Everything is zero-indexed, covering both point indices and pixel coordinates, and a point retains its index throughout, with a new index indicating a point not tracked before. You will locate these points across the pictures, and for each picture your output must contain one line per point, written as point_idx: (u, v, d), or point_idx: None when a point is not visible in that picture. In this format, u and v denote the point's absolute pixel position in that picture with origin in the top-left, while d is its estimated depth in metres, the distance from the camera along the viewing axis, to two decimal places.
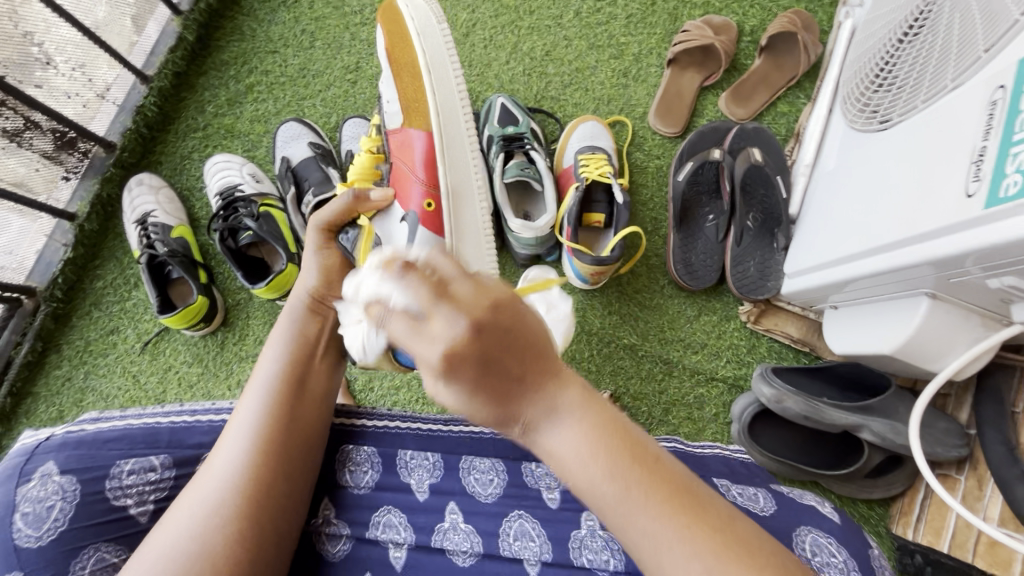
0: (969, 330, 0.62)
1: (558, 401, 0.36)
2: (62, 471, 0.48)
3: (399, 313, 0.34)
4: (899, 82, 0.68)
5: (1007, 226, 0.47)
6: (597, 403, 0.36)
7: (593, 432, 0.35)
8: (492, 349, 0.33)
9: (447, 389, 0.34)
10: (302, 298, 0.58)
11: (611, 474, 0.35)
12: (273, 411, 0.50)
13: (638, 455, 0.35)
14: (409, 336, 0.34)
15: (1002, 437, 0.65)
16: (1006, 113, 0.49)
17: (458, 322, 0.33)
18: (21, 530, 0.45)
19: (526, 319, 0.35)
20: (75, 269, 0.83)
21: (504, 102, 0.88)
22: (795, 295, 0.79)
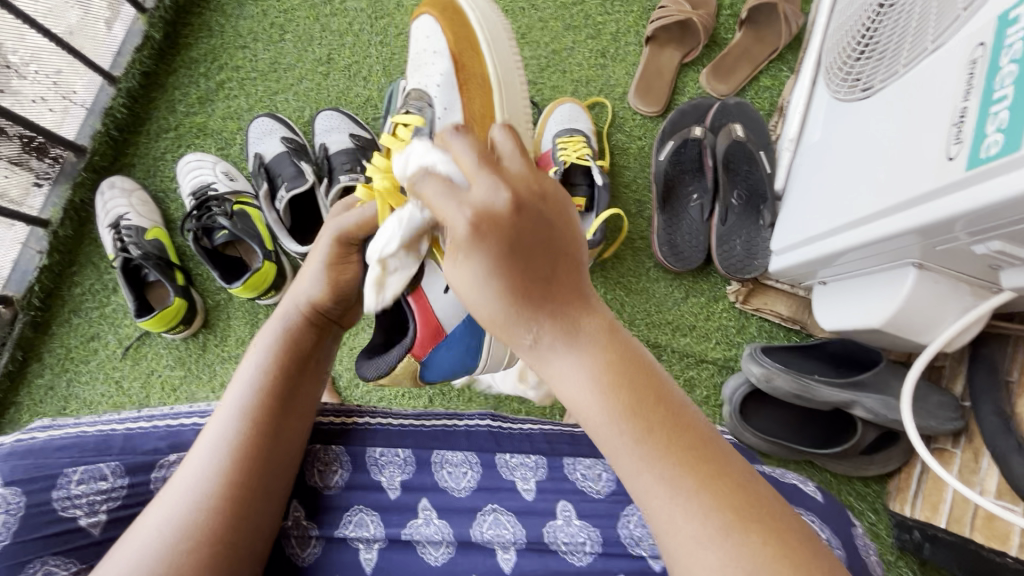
0: (958, 300, 0.60)
1: (577, 324, 0.37)
2: (5, 483, 0.47)
3: (437, 177, 0.36)
4: (880, 48, 0.66)
5: (989, 187, 0.45)
6: (619, 337, 0.37)
7: (604, 364, 0.36)
8: (523, 230, 0.35)
9: (468, 260, 0.35)
10: (297, 304, 0.53)
11: (629, 413, 0.35)
12: (256, 429, 0.48)
13: (652, 388, 0.36)
14: (443, 194, 0.36)
15: (997, 407, 0.64)
16: (986, 71, 0.47)
17: (498, 190, 0.34)
18: None
19: (563, 211, 0.37)
20: (52, 276, 0.82)
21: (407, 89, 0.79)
22: (783, 273, 0.78)
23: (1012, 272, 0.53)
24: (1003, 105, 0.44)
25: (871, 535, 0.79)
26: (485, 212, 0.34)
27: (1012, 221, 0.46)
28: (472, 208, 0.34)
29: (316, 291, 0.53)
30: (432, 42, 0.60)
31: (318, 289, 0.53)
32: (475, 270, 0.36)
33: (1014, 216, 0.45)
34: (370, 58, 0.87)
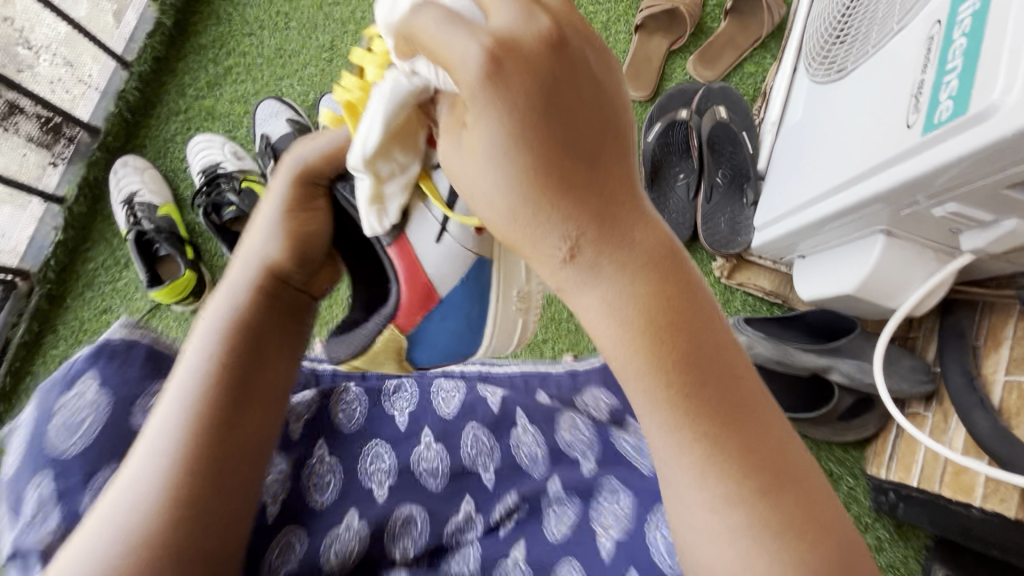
0: (924, 266, 0.64)
1: (618, 232, 0.32)
2: (101, 386, 0.44)
3: (444, 7, 0.30)
4: (853, 32, 0.70)
5: (941, 149, 0.49)
6: (657, 252, 0.33)
7: (636, 283, 0.32)
8: (562, 103, 0.30)
9: (489, 121, 0.30)
10: (254, 265, 0.45)
11: (650, 327, 0.32)
12: (219, 391, 0.40)
13: (691, 313, 0.33)
14: (454, 26, 0.30)
15: (963, 368, 0.68)
16: (941, 45, 0.51)
17: (534, 25, 0.30)
18: (52, 441, 0.41)
19: (604, 75, 0.32)
20: (66, 251, 0.85)
21: None
22: (765, 248, 0.81)
23: (969, 235, 0.57)
24: (954, 74, 0.48)
25: (850, 499, 0.83)
26: (516, 56, 0.29)
27: (963, 181, 0.50)
28: (492, 43, 0.29)
29: (274, 246, 0.46)
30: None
31: (274, 245, 0.46)
32: (495, 122, 0.30)
33: (965, 177, 0.49)
34: None
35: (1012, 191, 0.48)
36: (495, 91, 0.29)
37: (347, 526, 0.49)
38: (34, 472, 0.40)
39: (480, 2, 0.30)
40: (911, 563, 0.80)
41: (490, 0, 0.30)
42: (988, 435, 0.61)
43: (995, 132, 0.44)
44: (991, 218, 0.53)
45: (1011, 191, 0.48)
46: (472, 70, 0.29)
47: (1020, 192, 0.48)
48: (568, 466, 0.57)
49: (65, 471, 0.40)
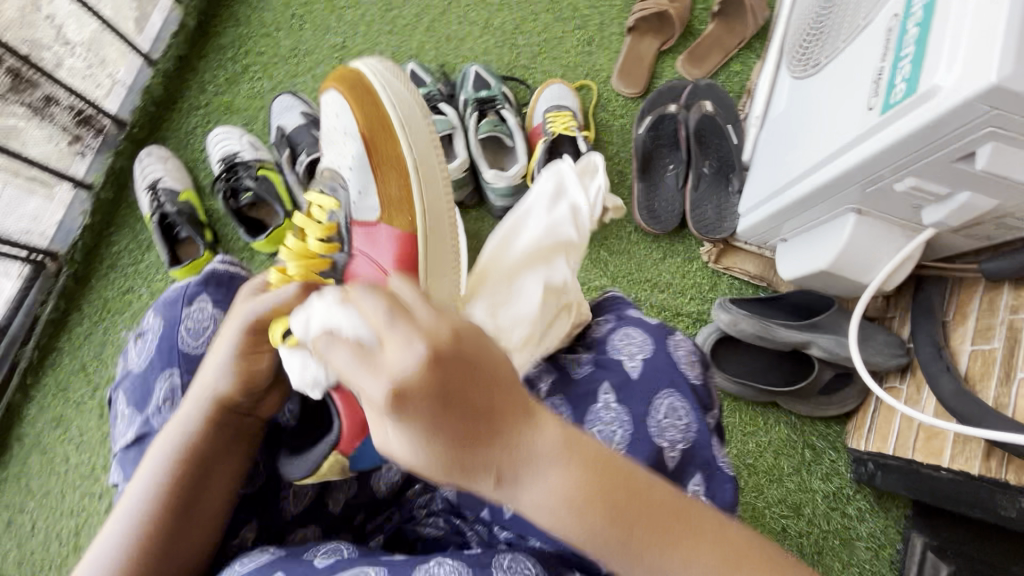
0: (894, 241, 0.69)
1: (535, 446, 0.33)
2: (214, 305, 0.57)
3: (349, 342, 0.32)
4: (826, 32, 0.75)
5: (897, 126, 0.54)
6: (578, 440, 0.34)
7: (575, 475, 0.33)
8: (451, 384, 0.31)
9: (403, 433, 0.32)
10: (203, 399, 0.49)
11: (601, 517, 0.32)
12: (159, 507, 0.46)
13: (625, 481, 0.33)
14: (356, 364, 0.32)
15: (932, 339, 0.72)
16: (897, 36, 0.56)
17: (414, 350, 0.31)
18: (184, 339, 0.54)
19: (486, 344, 0.33)
20: (93, 235, 0.91)
21: (478, 70, 0.95)
22: (749, 234, 0.87)
23: (930, 210, 0.62)
24: (907, 60, 0.53)
25: (832, 472, 0.87)
26: (405, 382, 0.30)
27: (918, 154, 0.55)
28: (392, 379, 0.31)
29: (222, 383, 0.49)
30: (339, 119, 0.59)
31: (223, 382, 0.49)
32: (411, 436, 0.32)
33: (919, 152, 0.54)
34: (379, 46, 1.00)
35: (962, 164, 0.53)
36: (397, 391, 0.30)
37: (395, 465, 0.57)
38: (165, 368, 0.53)
39: (360, 317, 0.33)
40: (890, 532, 0.84)
41: (366, 321, 0.32)
42: (953, 398, 0.65)
43: (941, 107, 0.49)
44: (947, 191, 0.58)
45: (961, 164, 0.53)
46: (380, 393, 0.31)
47: (968, 164, 0.53)
48: (613, 371, 0.53)
49: (187, 371, 0.54)
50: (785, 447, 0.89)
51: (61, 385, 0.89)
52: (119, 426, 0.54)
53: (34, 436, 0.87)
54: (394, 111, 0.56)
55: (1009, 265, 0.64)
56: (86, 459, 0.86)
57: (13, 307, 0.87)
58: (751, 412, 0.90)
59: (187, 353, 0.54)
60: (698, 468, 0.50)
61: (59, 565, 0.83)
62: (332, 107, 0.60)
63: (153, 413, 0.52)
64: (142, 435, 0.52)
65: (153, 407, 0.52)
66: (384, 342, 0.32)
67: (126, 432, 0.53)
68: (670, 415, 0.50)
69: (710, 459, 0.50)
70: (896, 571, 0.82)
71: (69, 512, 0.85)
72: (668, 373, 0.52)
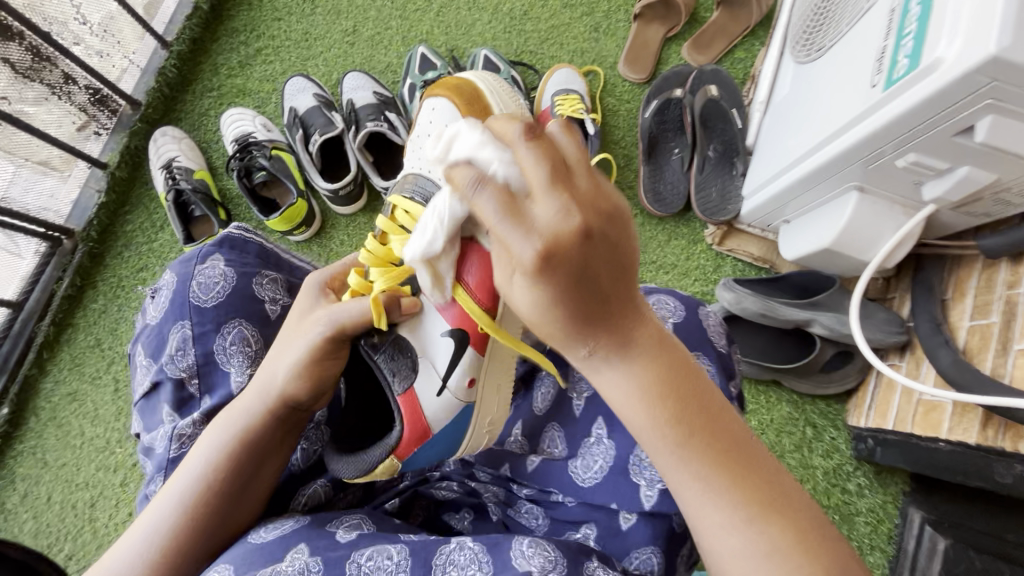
0: (894, 220, 0.70)
1: (631, 337, 0.37)
2: (226, 263, 0.56)
3: (494, 189, 0.33)
4: (829, 15, 0.76)
5: (899, 102, 0.56)
6: (665, 348, 0.38)
7: (652, 375, 0.37)
8: (592, 257, 0.34)
9: (534, 285, 0.34)
10: (265, 399, 0.48)
11: (670, 418, 0.37)
12: (213, 486, 0.47)
13: (700, 404, 0.37)
14: (503, 214, 0.33)
15: (931, 316, 0.74)
16: (900, 15, 0.58)
17: (566, 212, 0.32)
18: (195, 294, 0.54)
19: (625, 230, 0.35)
20: (107, 213, 0.94)
21: (423, 52, 0.96)
22: (753, 215, 0.88)
23: (931, 185, 0.63)
24: (910, 38, 0.55)
25: (832, 449, 0.89)
26: (552, 239, 0.32)
27: (918, 130, 0.56)
28: (541, 238, 0.32)
29: (287, 379, 0.48)
30: (443, 118, 0.64)
31: (290, 380, 0.48)
32: (540, 287, 0.34)
33: (919, 126, 0.56)
34: (390, 30, 1.01)
35: (961, 138, 0.55)
36: (545, 246, 0.32)
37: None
38: (178, 320, 0.54)
39: (511, 168, 0.34)
40: (888, 507, 0.85)
41: (528, 176, 0.32)
42: (953, 369, 0.67)
43: (941, 81, 0.51)
44: (947, 166, 0.59)
45: (959, 139, 0.55)
46: (524, 250, 0.33)
47: (966, 139, 0.54)
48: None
49: (198, 325, 0.54)
50: (786, 425, 0.91)
51: (76, 360, 0.91)
52: (140, 371, 0.57)
53: (50, 410, 0.91)
54: (498, 104, 0.65)
55: (1006, 241, 0.65)
56: (100, 433, 0.89)
57: (31, 282, 0.91)
58: (753, 391, 0.92)
59: (198, 306, 0.54)
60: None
61: (74, 536, 0.86)
62: (439, 112, 0.65)
63: (166, 362, 0.54)
64: (157, 383, 0.54)
65: (169, 356, 0.54)
66: (539, 197, 0.32)
67: (145, 378, 0.56)
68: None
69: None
70: (895, 545, 0.84)
71: (84, 486, 0.88)
72: (699, 339, 0.55)
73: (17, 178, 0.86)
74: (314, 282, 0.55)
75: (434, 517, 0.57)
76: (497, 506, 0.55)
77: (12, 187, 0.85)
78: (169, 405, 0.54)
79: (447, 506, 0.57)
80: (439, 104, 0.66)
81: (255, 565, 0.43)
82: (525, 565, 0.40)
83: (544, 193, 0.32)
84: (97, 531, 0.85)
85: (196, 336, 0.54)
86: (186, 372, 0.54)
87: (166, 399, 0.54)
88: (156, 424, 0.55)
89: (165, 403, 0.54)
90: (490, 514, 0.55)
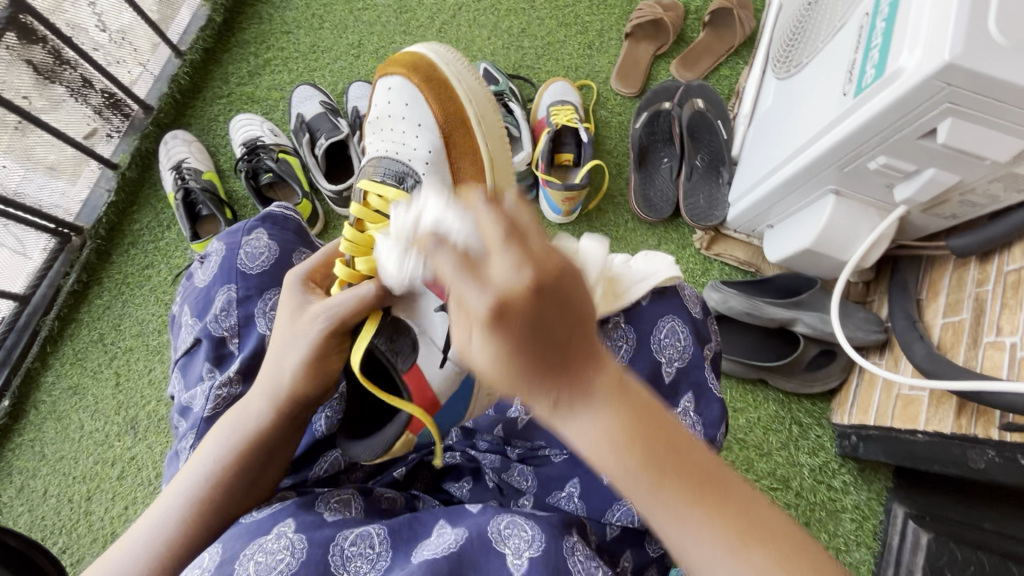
0: (869, 221, 0.75)
1: (591, 385, 0.33)
2: (269, 236, 0.62)
3: (451, 246, 0.32)
4: (806, 35, 0.81)
5: (868, 108, 0.60)
6: (630, 388, 0.34)
7: (621, 423, 0.33)
8: (546, 314, 0.31)
9: (482, 342, 0.31)
10: (269, 395, 0.49)
11: (641, 466, 0.33)
12: (217, 483, 0.48)
13: (669, 435, 0.34)
14: (459, 273, 0.31)
15: (906, 312, 0.78)
16: (867, 30, 0.63)
17: (520, 270, 0.30)
18: (243, 261, 0.60)
19: (575, 284, 0.32)
20: (116, 212, 1.02)
21: (486, 68, 1.02)
22: (737, 221, 0.93)
23: (901, 187, 0.67)
24: (875, 50, 0.60)
25: (818, 446, 0.91)
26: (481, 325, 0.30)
27: (886, 134, 0.61)
28: (498, 297, 0.30)
29: (292, 379, 0.49)
30: (409, 107, 0.67)
31: (293, 377, 0.49)
32: (485, 343, 0.31)
33: (886, 130, 0.60)
34: (395, 44, 1.06)
35: (924, 141, 0.59)
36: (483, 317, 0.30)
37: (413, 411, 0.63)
38: (224, 283, 0.59)
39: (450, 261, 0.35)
40: (873, 504, 0.87)
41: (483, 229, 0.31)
42: (926, 361, 0.71)
43: (904, 88, 0.55)
44: (914, 169, 0.64)
45: (924, 141, 0.59)
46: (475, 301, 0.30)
47: (930, 141, 0.59)
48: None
49: (242, 289, 0.59)
50: (772, 423, 0.93)
51: (79, 354, 0.97)
52: (184, 330, 0.61)
53: (51, 403, 0.96)
54: (470, 106, 0.66)
55: (973, 239, 0.70)
56: (100, 427, 0.94)
57: (37, 278, 0.96)
58: (741, 390, 0.95)
59: (244, 272, 0.59)
60: (688, 388, 0.58)
61: (69, 530, 0.89)
62: (402, 95, 0.68)
63: (210, 321, 0.58)
64: (199, 340, 0.58)
65: (213, 316, 0.58)
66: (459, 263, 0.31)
67: (188, 336, 0.60)
68: (670, 336, 0.59)
69: (700, 379, 0.58)
70: (879, 541, 0.86)
71: (81, 478, 0.92)
72: (674, 305, 0.60)
73: (31, 178, 0.91)
74: (294, 279, 0.55)
75: (435, 485, 0.60)
76: (493, 472, 0.57)
77: (25, 183, 0.90)
78: (208, 362, 0.58)
79: (448, 474, 0.60)
80: (393, 80, 0.69)
81: (242, 541, 0.43)
82: (501, 546, 0.42)
83: (500, 251, 0.30)
84: (92, 525, 0.89)
85: (240, 299, 0.59)
86: (227, 332, 0.58)
87: (203, 355, 0.58)
88: (195, 383, 0.58)
89: (205, 359, 0.58)
90: (486, 479, 0.57)
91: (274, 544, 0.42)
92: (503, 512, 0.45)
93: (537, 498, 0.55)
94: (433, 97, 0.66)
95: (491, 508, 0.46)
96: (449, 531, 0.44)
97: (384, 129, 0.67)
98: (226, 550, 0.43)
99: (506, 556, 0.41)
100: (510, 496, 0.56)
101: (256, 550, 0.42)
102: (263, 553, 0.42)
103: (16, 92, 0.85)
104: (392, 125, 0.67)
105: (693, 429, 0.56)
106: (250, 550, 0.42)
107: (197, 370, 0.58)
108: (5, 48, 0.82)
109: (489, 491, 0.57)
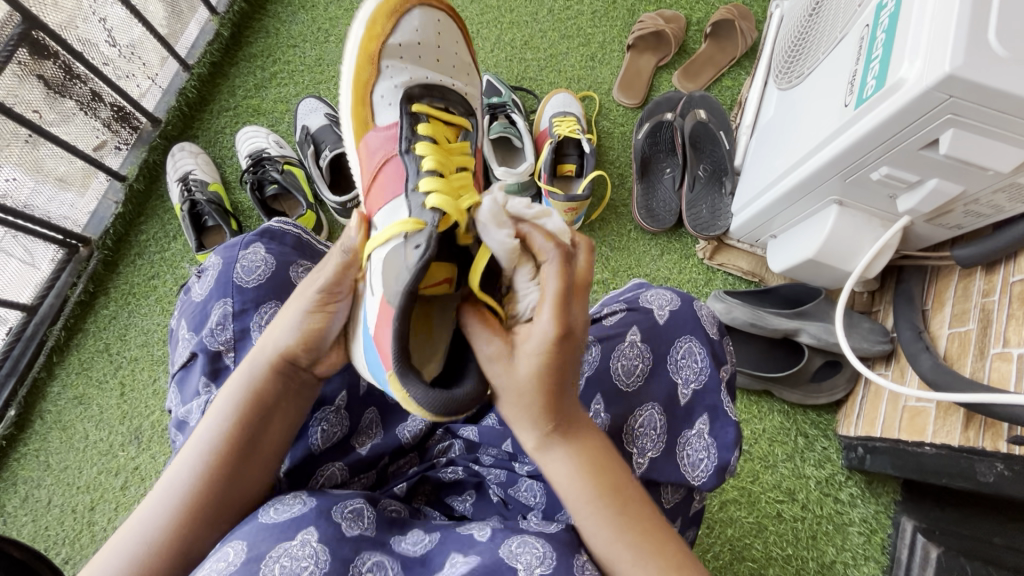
0: (872, 231, 0.74)
1: (575, 431, 0.47)
2: (266, 250, 0.62)
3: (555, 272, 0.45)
4: (807, 46, 0.81)
5: (869, 118, 0.60)
6: (597, 442, 0.47)
7: (585, 463, 0.46)
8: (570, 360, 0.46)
9: (520, 361, 0.45)
10: (268, 355, 0.50)
11: (599, 497, 0.45)
12: (212, 454, 0.47)
13: (621, 483, 0.46)
14: (557, 294, 0.45)
15: (912, 324, 0.78)
16: (868, 40, 0.63)
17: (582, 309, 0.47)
18: (240, 273, 0.60)
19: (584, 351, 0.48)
20: (123, 223, 1.03)
21: (490, 79, 1.03)
22: (741, 232, 0.93)
23: (903, 199, 0.67)
24: (876, 61, 0.60)
25: (824, 458, 0.90)
26: (542, 338, 0.45)
27: (889, 143, 0.60)
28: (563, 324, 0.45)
29: (287, 339, 0.50)
30: (456, 46, 0.77)
31: (288, 337, 0.50)
32: (534, 361, 0.45)
33: (888, 140, 0.60)
34: None
35: (928, 151, 0.59)
36: (539, 336, 0.45)
37: (415, 418, 0.63)
38: (220, 297, 0.59)
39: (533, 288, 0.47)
40: (881, 517, 0.86)
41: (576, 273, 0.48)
42: (932, 372, 0.70)
43: (906, 98, 0.55)
44: (917, 179, 0.63)
45: (926, 152, 0.59)
46: (541, 314, 0.45)
47: (933, 151, 0.59)
48: (642, 317, 0.60)
49: (238, 303, 0.59)
50: (779, 434, 0.92)
51: (84, 364, 0.98)
52: (181, 344, 0.62)
53: (56, 413, 0.96)
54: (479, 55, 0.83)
55: (978, 250, 0.69)
56: (104, 437, 0.94)
57: (44, 288, 0.97)
58: (746, 401, 0.94)
59: (239, 285, 0.60)
60: (704, 409, 0.57)
61: (72, 540, 0.90)
62: (447, 30, 0.77)
63: (206, 335, 0.58)
64: (195, 354, 0.59)
65: (210, 330, 0.58)
66: (550, 285, 0.45)
67: (185, 350, 0.60)
68: (687, 357, 0.59)
69: (716, 404, 0.57)
70: (888, 556, 0.84)
71: (84, 489, 0.92)
72: (691, 325, 0.60)
73: (40, 191, 0.92)
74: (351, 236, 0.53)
75: (436, 498, 0.60)
76: (498, 486, 0.57)
77: (34, 196, 0.91)
78: (204, 376, 0.58)
79: (450, 488, 0.59)
80: (421, 19, 0.74)
81: (269, 542, 0.42)
82: (513, 562, 0.42)
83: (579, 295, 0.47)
84: (95, 535, 0.89)
85: (236, 313, 0.59)
86: (223, 345, 0.58)
87: (200, 369, 0.58)
88: (191, 397, 0.58)
89: (201, 374, 0.58)
90: (491, 493, 0.58)
91: (299, 551, 0.42)
92: (514, 534, 0.45)
93: (545, 514, 0.55)
94: (471, 48, 0.81)
95: (502, 532, 0.45)
96: (461, 561, 0.43)
97: (427, 56, 0.73)
98: (253, 548, 0.42)
99: (518, 571, 0.41)
100: (515, 511, 0.56)
101: (281, 554, 0.42)
102: (288, 557, 0.42)
103: (28, 106, 0.87)
104: (439, 56, 0.74)
105: (707, 452, 0.56)
106: (276, 552, 0.42)
107: (193, 385, 0.59)
108: (18, 63, 0.84)
109: (493, 505, 0.57)
